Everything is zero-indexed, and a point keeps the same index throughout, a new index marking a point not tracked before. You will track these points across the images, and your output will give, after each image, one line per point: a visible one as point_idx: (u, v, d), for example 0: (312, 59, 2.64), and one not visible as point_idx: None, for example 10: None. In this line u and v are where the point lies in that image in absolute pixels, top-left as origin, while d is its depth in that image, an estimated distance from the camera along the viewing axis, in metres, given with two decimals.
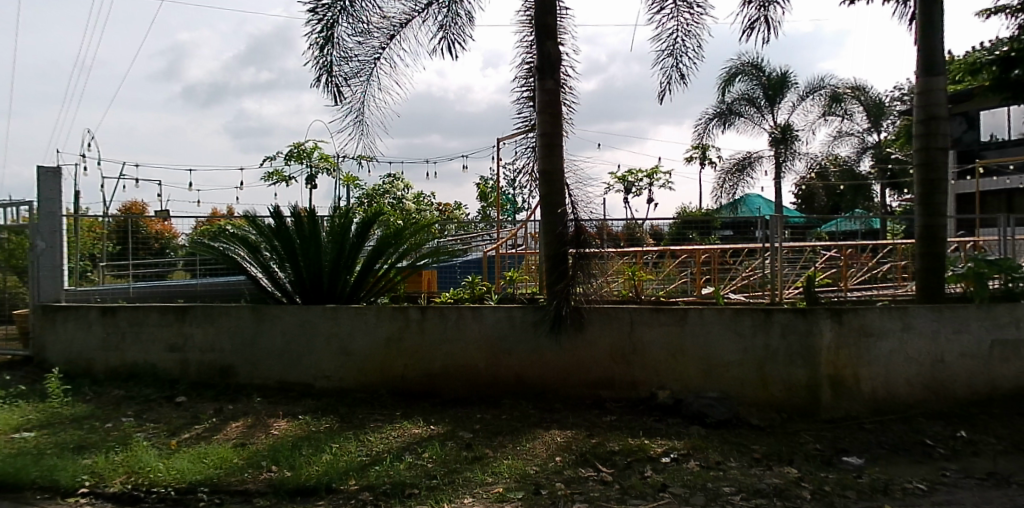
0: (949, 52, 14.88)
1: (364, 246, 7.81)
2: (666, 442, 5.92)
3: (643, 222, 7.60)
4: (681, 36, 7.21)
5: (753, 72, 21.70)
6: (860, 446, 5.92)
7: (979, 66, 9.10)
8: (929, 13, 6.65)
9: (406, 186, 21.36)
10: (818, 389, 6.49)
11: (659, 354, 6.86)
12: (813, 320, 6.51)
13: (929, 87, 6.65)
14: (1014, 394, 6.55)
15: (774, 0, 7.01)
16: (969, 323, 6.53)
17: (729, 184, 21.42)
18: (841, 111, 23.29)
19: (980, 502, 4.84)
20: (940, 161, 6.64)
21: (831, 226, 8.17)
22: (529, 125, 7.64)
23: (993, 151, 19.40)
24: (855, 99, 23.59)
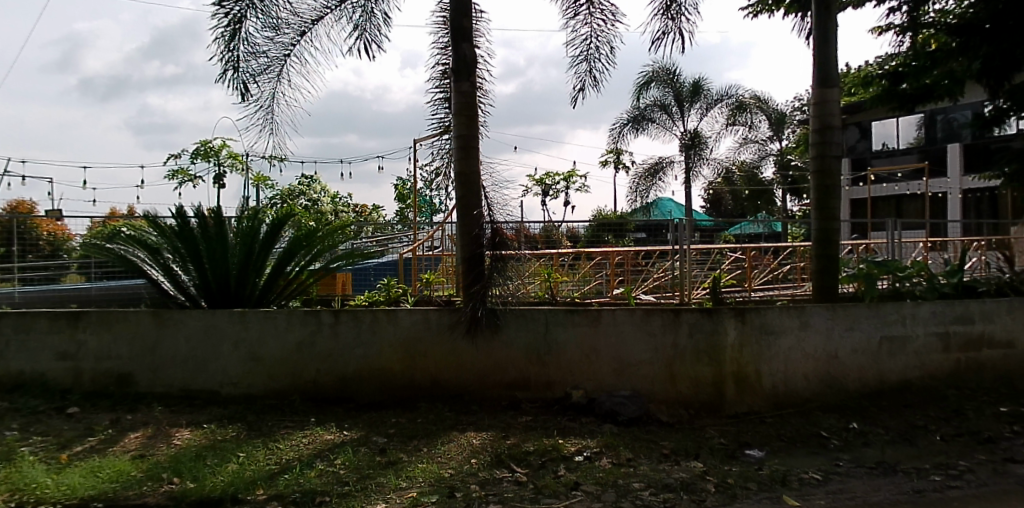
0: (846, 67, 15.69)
1: (275, 248, 7.59)
2: (579, 441, 6.01)
3: (560, 225, 7.70)
4: (594, 43, 7.35)
5: (666, 78, 22.31)
6: (761, 439, 6.19)
7: (870, 80, 9.73)
8: (824, 29, 7.04)
9: (321, 186, 20.85)
10: (722, 386, 6.75)
11: (574, 354, 6.96)
12: (718, 320, 6.77)
13: (824, 98, 7.01)
14: (901, 386, 6.98)
15: (683, 11, 7.25)
16: (860, 321, 6.92)
17: (643, 188, 22.04)
18: (747, 120, 24.41)
19: (868, 489, 5.16)
20: (834, 168, 7.03)
21: (738, 229, 8.44)
22: (444, 127, 7.64)
23: (883, 159, 20.70)
24: (759, 109, 24.77)
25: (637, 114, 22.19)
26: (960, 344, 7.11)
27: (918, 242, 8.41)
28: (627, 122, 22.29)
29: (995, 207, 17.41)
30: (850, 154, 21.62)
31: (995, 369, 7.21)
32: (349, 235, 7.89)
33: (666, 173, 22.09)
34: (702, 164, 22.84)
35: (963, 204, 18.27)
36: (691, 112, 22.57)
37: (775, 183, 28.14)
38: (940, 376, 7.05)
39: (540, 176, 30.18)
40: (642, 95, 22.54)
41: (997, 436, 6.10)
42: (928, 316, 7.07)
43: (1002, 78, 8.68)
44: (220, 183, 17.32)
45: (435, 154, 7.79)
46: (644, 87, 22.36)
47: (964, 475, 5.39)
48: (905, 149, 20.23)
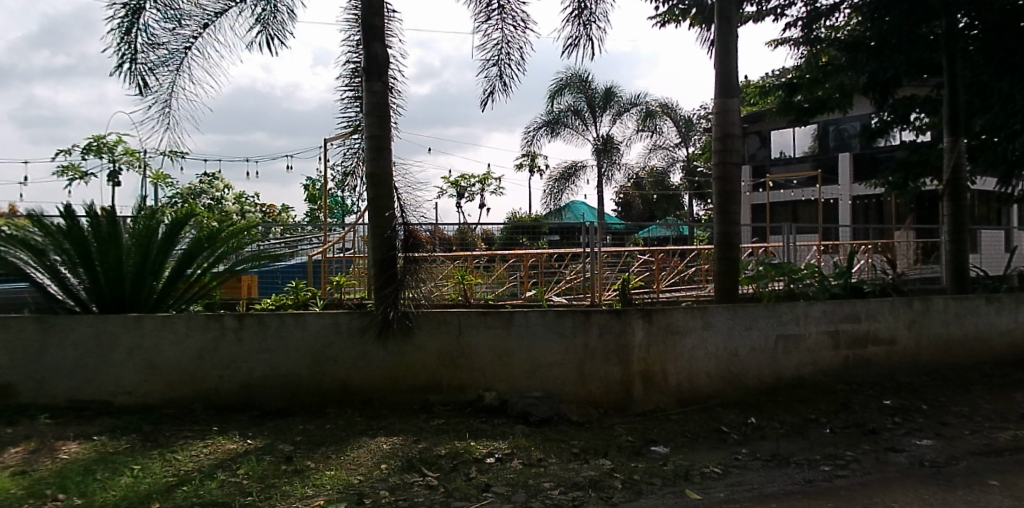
0: (748, 79, 16.43)
1: (174, 250, 7.26)
2: (491, 443, 6.03)
3: (475, 227, 7.72)
4: (506, 47, 7.41)
5: (579, 84, 22.74)
6: (666, 436, 6.39)
7: (769, 90, 10.28)
8: (725, 42, 7.35)
9: (226, 185, 20.07)
10: (630, 385, 6.92)
11: (485, 357, 6.98)
12: (626, 321, 6.93)
13: (726, 108, 7.31)
14: (795, 383, 7.35)
15: (593, 19, 7.40)
16: (758, 321, 7.25)
17: (557, 190, 22.37)
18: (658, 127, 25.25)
19: (764, 481, 5.41)
20: (734, 175, 7.35)
21: (648, 232, 8.72)
22: (355, 127, 7.54)
23: (780, 166, 21.79)
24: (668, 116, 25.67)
25: (552, 119, 22.57)
26: (848, 342, 7.54)
27: (812, 246, 8.90)
28: (542, 125, 22.62)
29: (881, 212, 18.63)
30: (751, 162, 22.51)
31: (881, 365, 7.65)
32: (256, 237, 7.64)
33: (579, 177, 22.50)
34: (614, 169, 23.40)
35: (852, 209, 19.43)
36: (602, 117, 23.07)
37: (682, 189, 29.13)
38: (831, 371, 7.47)
39: (456, 178, 30.14)
40: (556, 101, 22.89)
41: (880, 427, 6.52)
42: (819, 316, 7.47)
43: (885, 92, 9.31)
44: (115, 181, 16.41)
45: (345, 155, 7.66)
46: (558, 93, 22.74)
47: (851, 464, 5.74)
48: (802, 157, 21.36)
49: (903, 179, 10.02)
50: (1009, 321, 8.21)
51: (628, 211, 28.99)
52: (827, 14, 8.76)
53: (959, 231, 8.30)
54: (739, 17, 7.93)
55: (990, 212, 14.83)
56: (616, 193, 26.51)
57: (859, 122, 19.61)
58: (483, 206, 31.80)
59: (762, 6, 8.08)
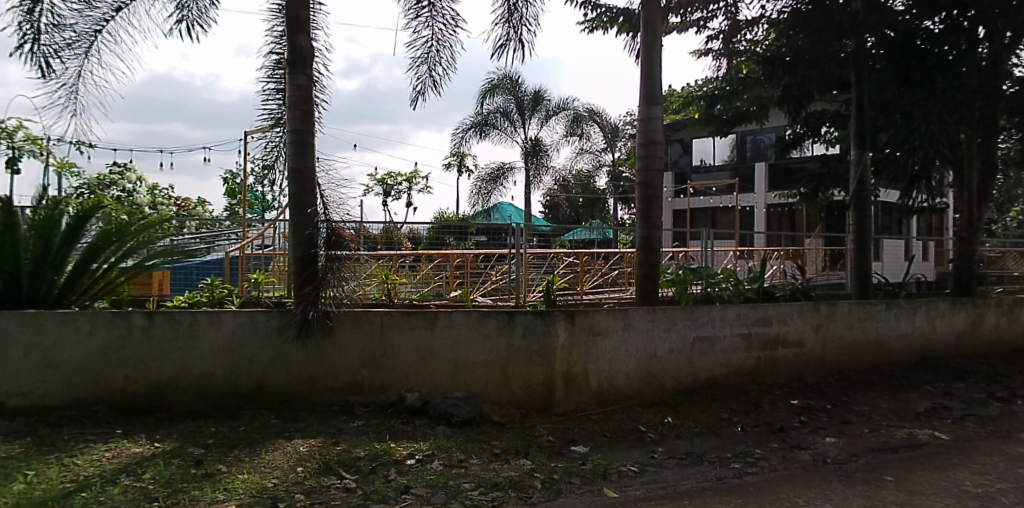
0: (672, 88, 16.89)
1: (78, 244, 6.86)
2: (412, 444, 5.96)
3: (401, 226, 7.61)
4: (435, 46, 7.36)
5: (508, 86, 22.86)
6: (586, 435, 6.49)
7: (692, 100, 10.67)
8: (650, 51, 7.52)
9: (138, 176, 19.14)
10: (552, 385, 6.98)
11: (408, 357, 6.90)
12: (550, 322, 6.98)
13: (649, 115, 7.49)
14: (710, 383, 7.60)
15: (523, 22, 7.44)
16: (676, 323, 7.46)
17: (485, 192, 22.41)
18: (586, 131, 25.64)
19: (678, 479, 5.56)
20: (656, 181, 7.53)
21: (574, 235, 8.85)
22: (277, 120, 7.35)
23: (701, 174, 22.46)
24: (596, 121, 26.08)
25: (480, 120, 22.65)
26: (760, 343, 7.85)
27: (729, 251, 9.20)
28: (471, 126, 22.64)
29: (793, 220, 19.49)
30: (674, 168, 23.17)
31: (790, 367, 8.01)
32: (169, 231, 7.31)
33: (508, 179, 22.60)
34: (542, 172, 23.61)
35: (766, 217, 20.25)
36: (531, 120, 23.22)
37: (607, 193, 29.66)
38: (744, 372, 7.76)
39: (383, 176, 29.71)
40: (485, 101, 22.95)
41: (787, 425, 6.83)
42: (734, 319, 7.75)
43: (799, 105, 9.75)
44: (14, 168, 15.41)
45: (266, 148, 7.45)
46: (488, 93, 22.80)
47: (759, 461, 5.98)
48: (720, 165, 22.11)
49: (814, 189, 10.51)
50: (907, 325, 8.74)
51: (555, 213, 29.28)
52: (747, 28, 9.11)
53: (863, 240, 8.77)
54: (664, 27, 8.15)
55: (890, 222, 15.76)
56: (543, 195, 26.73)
57: (774, 134, 20.48)
58: (411, 205, 31.50)
59: (686, 17, 8.32)
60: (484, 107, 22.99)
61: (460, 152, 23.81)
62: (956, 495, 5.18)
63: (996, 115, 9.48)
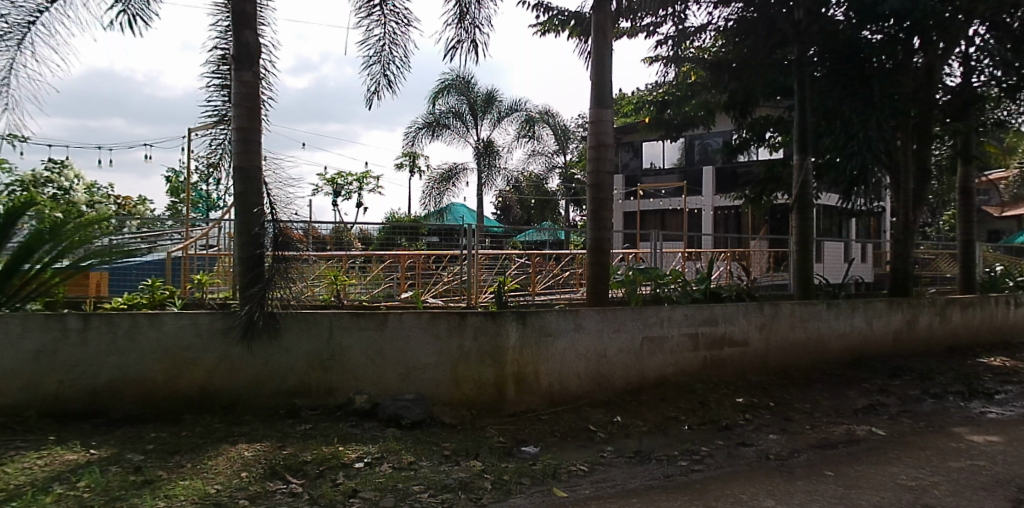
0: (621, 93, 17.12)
1: (8, 243, 6.53)
2: (361, 447, 5.88)
3: (352, 226, 7.53)
4: (388, 44, 7.30)
5: (461, 87, 22.83)
6: (536, 436, 6.51)
7: (642, 105, 10.83)
8: (601, 54, 7.60)
9: (74, 173, 18.42)
10: (503, 386, 6.99)
11: (358, 359, 6.80)
12: (501, 323, 6.98)
13: (600, 118, 7.57)
14: (658, 382, 7.73)
15: (477, 23, 7.43)
16: (625, 323, 7.56)
17: (437, 193, 22.32)
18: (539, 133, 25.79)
19: (627, 477, 5.63)
20: (607, 183, 7.61)
21: (526, 236, 8.87)
22: (222, 117, 7.19)
23: (650, 177, 22.81)
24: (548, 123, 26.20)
25: (432, 120, 22.55)
26: (707, 343, 8.02)
27: (677, 252, 9.35)
28: (422, 126, 22.52)
29: (739, 223, 19.98)
30: (624, 171, 23.48)
31: (735, 366, 8.20)
32: (108, 229, 7.04)
33: (460, 180, 22.55)
34: (495, 173, 23.63)
35: (713, 219, 20.70)
36: (484, 121, 23.20)
37: (559, 195, 29.84)
38: (690, 371, 7.91)
39: (332, 175, 29.27)
40: (437, 101, 22.87)
41: (732, 423, 6.98)
42: (681, 319, 7.88)
43: (744, 111, 10.00)
44: None
45: (211, 146, 7.27)
46: (440, 94, 22.73)
47: (705, 459, 6.10)
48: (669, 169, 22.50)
49: (759, 193, 10.79)
50: (846, 324, 9.04)
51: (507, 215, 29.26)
52: (695, 34, 9.31)
53: (805, 242, 9.04)
54: (615, 32, 8.26)
55: (830, 225, 16.30)
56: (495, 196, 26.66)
57: (721, 139, 20.95)
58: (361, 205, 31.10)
59: (636, 22, 8.45)
60: (436, 108, 22.89)
61: (412, 152, 23.65)
62: (891, 488, 5.38)
63: (929, 123, 9.90)
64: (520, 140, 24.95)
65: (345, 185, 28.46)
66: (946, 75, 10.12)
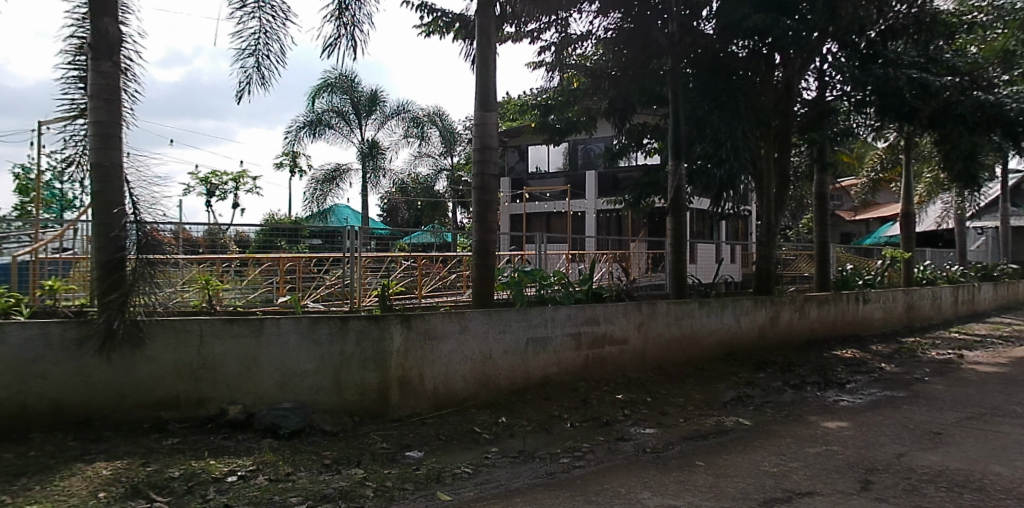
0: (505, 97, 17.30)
1: None
2: (234, 460, 5.59)
3: (228, 228, 7.24)
4: (263, 38, 7.00)
5: (344, 86, 22.33)
6: (420, 440, 6.43)
7: (526, 109, 11.03)
8: (485, 58, 7.63)
9: None
10: (387, 391, 6.85)
11: (231, 368, 6.43)
12: (385, 327, 6.86)
13: (484, 121, 7.59)
14: (542, 381, 7.86)
15: (357, 21, 7.29)
16: (510, 324, 7.63)
17: (319, 193, 21.72)
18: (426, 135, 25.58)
19: (511, 477, 5.68)
20: (492, 185, 7.65)
21: (412, 238, 8.84)
22: (78, 110, 6.66)
23: (536, 181, 23.19)
24: (435, 125, 26.08)
25: (313, 119, 21.98)
26: (589, 342, 8.25)
27: (561, 254, 9.60)
28: (303, 126, 21.88)
29: (619, 226, 20.70)
30: (511, 174, 23.75)
31: (615, 363, 8.48)
32: None
33: (345, 180, 22.06)
34: (382, 174, 23.28)
35: (595, 222, 21.33)
36: (369, 121, 22.80)
37: (447, 198, 29.75)
38: (574, 370, 8.11)
39: (206, 173, 27.76)
40: (316, 100, 22.21)
41: (612, 419, 7.20)
42: (565, 319, 8.07)
43: (624, 118, 10.39)
44: None
45: (65, 141, 6.71)
46: (321, 92, 22.15)
47: (586, 455, 6.26)
48: (554, 172, 22.96)
49: (637, 196, 11.24)
50: (717, 321, 9.56)
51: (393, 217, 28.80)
52: (577, 42, 9.56)
53: (680, 244, 9.48)
54: (499, 36, 8.35)
55: (701, 228, 17.20)
56: (382, 198, 26.28)
57: (602, 144, 21.64)
58: (238, 206, 29.68)
59: (520, 27, 8.57)
60: (317, 106, 22.30)
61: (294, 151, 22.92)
62: (756, 475, 5.72)
63: (789, 133, 10.67)
64: (407, 142, 24.68)
65: (220, 185, 27.06)
66: (804, 89, 10.94)
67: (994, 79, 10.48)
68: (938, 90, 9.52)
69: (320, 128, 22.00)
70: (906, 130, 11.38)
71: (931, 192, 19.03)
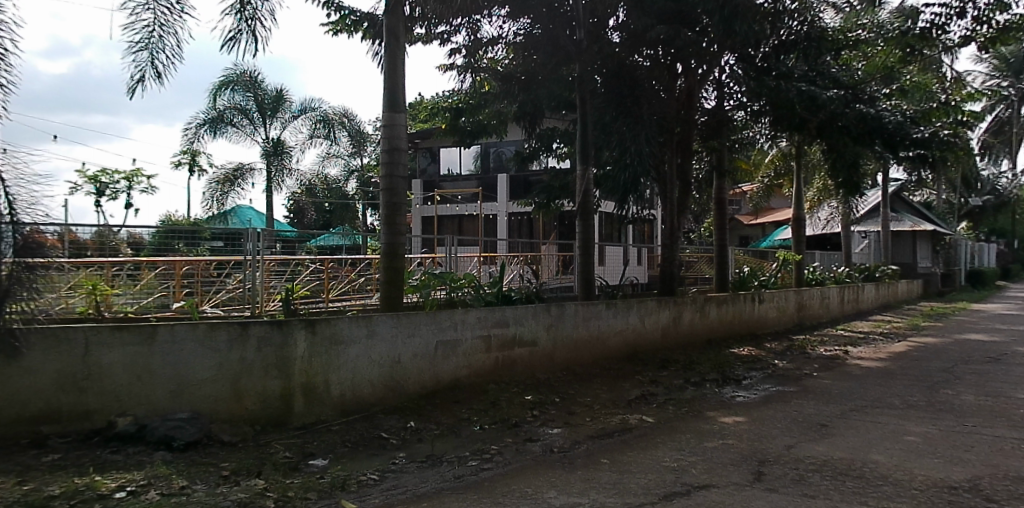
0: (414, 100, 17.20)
1: None
2: (122, 475, 5.27)
3: (119, 230, 6.83)
4: (158, 31, 6.65)
5: (248, 83, 21.64)
6: (325, 448, 6.27)
7: (437, 110, 11.09)
8: (394, 59, 7.55)
9: None
10: (290, 398, 6.66)
11: (121, 378, 6.08)
12: (288, 332, 6.68)
13: (393, 122, 7.51)
14: (451, 384, 7.86)
15: (259, 17, 7.06)
16: (419, 328, 7.59)
17: (219, 194, 20.89)
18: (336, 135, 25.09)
19: (418, 482, 5.64)
20: (401, 188, 7.59)
21: (321, 241, 8.71)
22: None
23: (448, 183, 23.15)
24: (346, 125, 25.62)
25: (214, 116, 21.12)
26: (498, 344, 8.31)
27: (473, 256, 9.70)
28: (203, 123, 20.98)
29: (530, 229, 20.94)
30: (423, 175, 23.60)
31: (524, 365, 8.59)
32: None
33: (247, 180, 21.28)
34: (287, 174, 22.65)
35: (506, 225, 21.50)
36: (274, 120, 22.10)
37: (358, 200, 29.26)
38: (483, 373, 8.16)
39: (95, 169, 26.13)
40: (219, 97, 21.45)
41: (521, 420, 7.27)
42: (474, 322, 8.11)
43: (533, 122, 10.54)
44: None
45: None
46: (222, 89, 21.35)
47: (495, 457, 6.29)
48: (466, 175, 22.98)
49: (547, 199, 11.43)
50: (623, 322, 9.82)
51: (302, 219, 28.04)
52: (487, 46, 9.59)
53: (589, 247, 9.68)
54: (408, 37, 8.29)
55: (607, 232, 17.65)
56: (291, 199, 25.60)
57: (513, 147, 21.87)
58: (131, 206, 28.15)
59: (430, 29, 8.54)
60: (218, 103, 21.45)
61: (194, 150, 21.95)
62: (657, 471, 5.91)
63: (691, 140, 11.10)
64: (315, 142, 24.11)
65: (111, 183, 25.52)
66: (705, 98, 11.42)
67: (873, 93, 11.28)
68: (825, 102, 10.14)
69: (222, 126, 21.19)
70: (798, 139, 12.07)
71: (819, 199, 20.26)
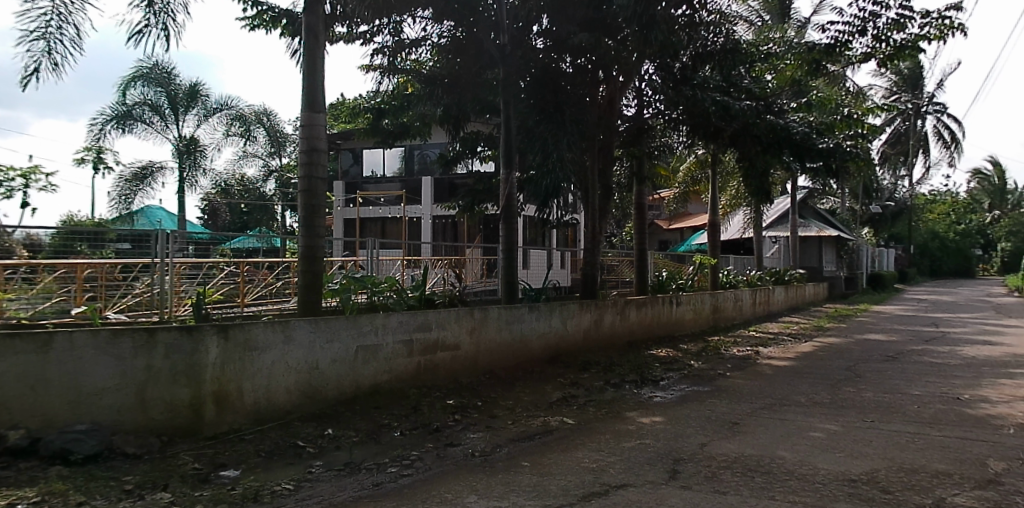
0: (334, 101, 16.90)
1: None
2: (12, 492, 4.92)
3: (16, 231, 6.22)
4: (56, 20, 6.28)
5: (161, 78, 20.76)
6: (237, 458, 6.05)
7: (359, 111, 10.94)
8: (314, 58, 7.39)
9: None
10: (201, 407, 6.39)
11: (11, 389, 5.68)
12: (199, 339, 6.40)
13: (312, 122, 7.34)
14: (371, 390, 7.75)
15: (169, 10, 6.78)
16: (338, 333, 7.45)
17: (124, 192, 19.89)
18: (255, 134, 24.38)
19: (335, 490, 5.51)
20: (320, 189, 7.42)
21: (236, 244, 8.48)
22: None
23: (371, 185, 22.83)
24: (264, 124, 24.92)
25: (122, 112, 20.09)
26: (420, 349, 8.26)
27: (396, 260, 9.63)
28: (110, 118, 19.91)
29: (454, 232, 20.91)
30: (345, 177, 23.22)
31: (446, 369, 8.55)
32: None
33: (157, 179, 20.33)
34: (200, 173, 21.82)
35: (430, 228, 21.41)
36: (186, 117, 21.28)
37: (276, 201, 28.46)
38: (404, 377, 8.08)
39: None
40: (129, 92, 20.45)
41: (442, 425, 7.22)
42: (395, 326, 8.03)
43: (457, 125, 10.53)
44: None
45: None
46: (131, 83, 20.37)
47: (415, 462, 6.23)
48: (390, 177, 22.75)
49: (470, 202, 11.44)
50: (544, 325, 9.92)
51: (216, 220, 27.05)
52: (411, 47, 9.52)
53: (512, 251, 9.74)
54: (329, 36, 8.14)
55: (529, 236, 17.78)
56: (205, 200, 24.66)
57: (438, 150, 21.81)
58: None
59: (351, 28, 8.40)
60: (127, 98, 20.41)
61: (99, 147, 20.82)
62: (577, 472, 5.99)
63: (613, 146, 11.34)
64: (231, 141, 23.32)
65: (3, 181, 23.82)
66: (626, 106, 11.71)
67: (783, 105, 11.83)
68: (738, 112, 10.56)
69: (131, 122, 20.20)
70: (713, 147, 12.52)
71: (732, 205, 21.10)
